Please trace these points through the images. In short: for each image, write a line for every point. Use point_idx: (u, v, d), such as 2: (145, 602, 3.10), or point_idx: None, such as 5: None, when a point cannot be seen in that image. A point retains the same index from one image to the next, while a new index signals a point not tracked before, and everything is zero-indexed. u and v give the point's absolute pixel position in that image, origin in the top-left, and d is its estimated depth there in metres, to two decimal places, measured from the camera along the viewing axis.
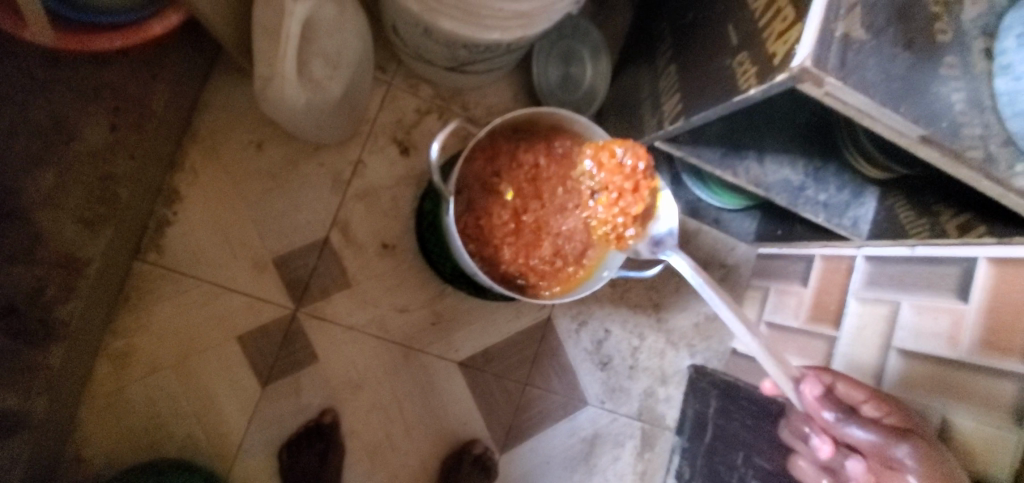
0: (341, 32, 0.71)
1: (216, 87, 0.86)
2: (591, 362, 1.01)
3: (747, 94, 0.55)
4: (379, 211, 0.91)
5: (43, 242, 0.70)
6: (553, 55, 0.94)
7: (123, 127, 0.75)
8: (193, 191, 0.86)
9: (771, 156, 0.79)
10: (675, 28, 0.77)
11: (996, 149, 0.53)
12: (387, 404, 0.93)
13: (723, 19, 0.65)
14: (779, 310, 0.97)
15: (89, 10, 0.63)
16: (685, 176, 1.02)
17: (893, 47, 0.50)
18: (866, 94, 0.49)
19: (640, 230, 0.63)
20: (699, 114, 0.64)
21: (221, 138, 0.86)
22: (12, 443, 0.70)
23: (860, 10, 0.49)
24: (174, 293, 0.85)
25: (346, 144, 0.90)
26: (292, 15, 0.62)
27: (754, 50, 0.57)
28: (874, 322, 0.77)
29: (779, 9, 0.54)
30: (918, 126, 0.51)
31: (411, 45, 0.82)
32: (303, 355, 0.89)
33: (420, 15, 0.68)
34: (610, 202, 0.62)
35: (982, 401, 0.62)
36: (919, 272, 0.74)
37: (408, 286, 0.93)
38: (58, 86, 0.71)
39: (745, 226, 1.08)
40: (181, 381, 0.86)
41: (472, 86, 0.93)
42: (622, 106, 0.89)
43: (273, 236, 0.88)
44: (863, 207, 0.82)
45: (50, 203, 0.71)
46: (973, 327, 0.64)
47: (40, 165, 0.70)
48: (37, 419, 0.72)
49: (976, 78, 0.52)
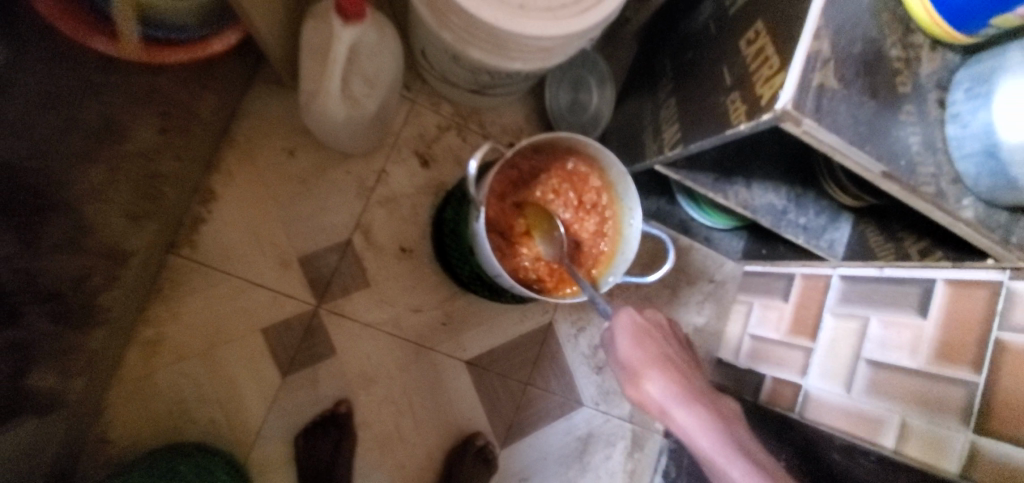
0: (380, 55, 0.78)
1: (255, 96, 0.93)
2: (587, 366, 1.08)
3: (738, 128, 0.64)
4: (399, 217, 0.99)
5: (90, 234, 0.73)
6: (564, 81, 1.03)
7: (171, 130, 0.81)
8: (229, 191, 0.92)
9: (758, 182, 0.88)
10: (677, 64, 0.86)
11: (945, 186, 0.62)
12: (397, 398, 0.99)
13: (720, 61, 0.74)
14: (762, 324, 1.06)
15: (153, 23, 0.70)
16: (680, 197, 1.11)
17: (861, 96, 0.59)
18: (836, 134, 0.58)
19: (613, 220, 0.80)
20: (696, 143, 0.73)
21: (258, 144, 0.93)
22: (53, 418, 0.75)
23: (834, 64, 0.58)
24: (205, 286, 0.92)
25: (371, 154, 0.97)
26: (341, 41, 0.69)
27: (744, 91, 0.66)
28: (846, 335, 0.86)
29: (767, 58, 0.63)
30: (880, 163, 0.60)
31: (437, 68, 0.90)
32: (322, 349, 0.96)
33: (451, 44, 0.76)
34: (579, 206, 0.80)
35: (934, 405, 0.70)
36: (885, 290, 0.82)
37: (422, 288, 1.00)
38: (112, 86, 0.73)
39: (733, 245, 1.17)
40: (207, 369, 0.92)
41: (488, 107, 1.01)
42: (625, 131, 0.98)
43: (299, 236, 0.95)
44: (838, 231, 0.92)
45: (98, 198, 0.73)
46: (931, 340, 0.73)
47: (88, 159, 0.71)
48: (73, 397, 0.78)
49: (930, 124, 0.62)
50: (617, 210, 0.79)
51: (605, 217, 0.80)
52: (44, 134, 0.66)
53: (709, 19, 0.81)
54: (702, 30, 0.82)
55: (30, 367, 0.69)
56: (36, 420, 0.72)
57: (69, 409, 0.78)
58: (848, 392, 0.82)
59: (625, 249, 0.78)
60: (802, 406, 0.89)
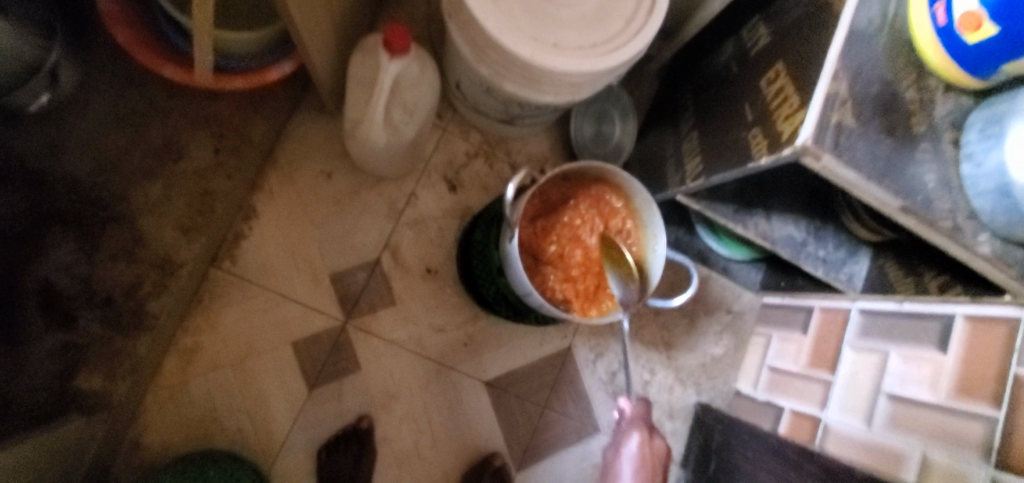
0: (420, 86, 0.83)
1: (300, 121, 0.98)
2: (605, 392, 1.09)
3: (759, 162, 0.67)
4: (426, 238, 1.03)
5: (143, 245, 0.84)
6: (588, 114, 1.07)
7: (224, 151, 0.89)
8: (269, 209, 0.97)
9: (778, 214, 0.91)
10: (699, 100, 0.90)
11: (962, 221, 0.64)
12: (417, 416, 1.01)
13: (741, 99, 0.78)
14: (781, 356, 1.06)
15: (222, 56, 0.79)
16: (699, 227, 1.14)
17: (877, 134, 0.62)
18: (853, 169, 0.61)
19: (638, 245, 0.82)
20: (717, 175, 0.76)
21: (298, 167, 0.99)
22: (97, 419, 0.80)
23: (851, 104, 0.61)
24: (241, 298, 0.96)
25: (403, 179, 1.02)
26: (387, 72, 0.75)
27: (765, 127, 0.69)
28: (866, 368, 0.87)
29: (787, 97, 0.67)
30: (897, 197, 0.62)
31: (470, 99, 0.95)
32: (347, 364, 0.99)
33: (486, 77, 0.81)
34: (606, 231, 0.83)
35: (954, 440, 0.70)
36: (905, 324, 0.83)
37: (446, 308, 1.03)
38: (174, 113, 0.87)
39: (752, 276, 1.20)
40: (237, 378, 0.95)
41: (515, 136, 1.06)
42: (647, 162, 1.02)
43: (331, 254, 0.99)
44: (857, 265, 0.94)
45: (154, 211, 0.85)
46: (951, 374, 0.74)
47: (150, 177, 0.85)
48: (116, 401, 0.82)
49: (946, 162, 0.64)
50: (643, 236, 0.82)
51: (630, 242, 0.83)
52: (115, 162, 0.84)
53: (729, 59, 0.86)
54: (723, 68, 0.87)
55: (83, 357, 0.81)
56: (81, 420, 0.79)
57: (111, 412, 0.81)
58: (869, 425, 0.82)
59: (652, 274, 0.80)
60: (822, 437, 0.88)
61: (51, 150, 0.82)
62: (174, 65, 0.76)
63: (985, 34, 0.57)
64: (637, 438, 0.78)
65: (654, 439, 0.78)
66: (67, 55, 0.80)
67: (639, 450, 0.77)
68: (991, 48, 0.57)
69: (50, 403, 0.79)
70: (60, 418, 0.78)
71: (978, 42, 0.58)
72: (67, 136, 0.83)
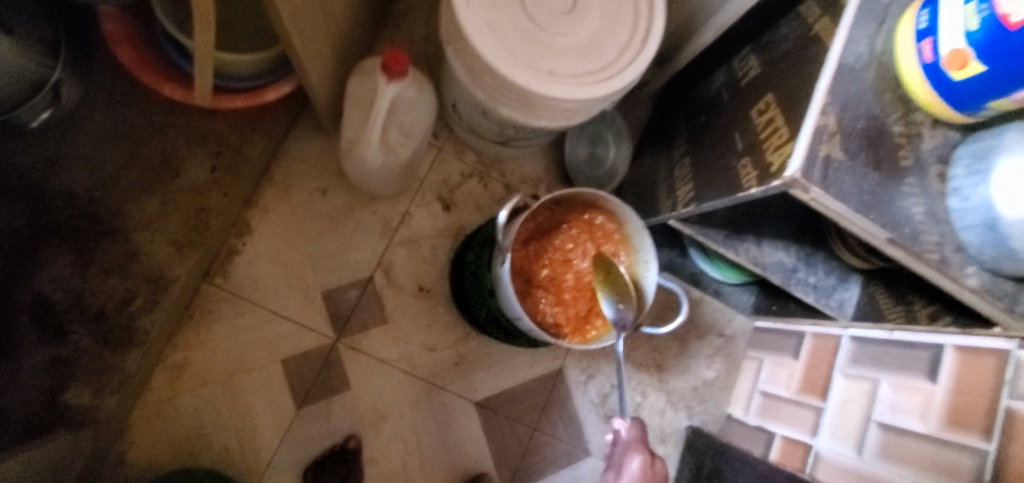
0: (416, 107, 0.84)
1: (296, 138, 0.99)
2: (596, 414, 1.08)
3: (749, 192, 0.68)
4: (419, 257, 1.03)
5: (137, 260, 0.84)
6: (583, 137, 1.08)
7: (221, 168, 0.90)
8: (263, 226, 0.98)
9: (768, 240, 0.91)
10: (691, 126, 0.91)
11: (949, 254, 0.65)
12: (406, 436, 1.00)
13: (732, 127, 0.79)
14: (772, 381, 1.06)
15: (223, 76, 0.80)
16: (692, 250, 1.15)
17: (865, 167, 0.63)
18: (841, 202, 0.62)
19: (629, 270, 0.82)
20: (709, 203, 0.76)
21: (294, 184, 0.99)
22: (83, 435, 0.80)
23: (839, 137, 0.62)
24: (233, 314, 0.95)
25: (398, 197, 1.03)
26: (383, 94, 0.76)
27: (754, 156, 0.70)
28: (857, 396, 0.86)
29: (776, 128, 0.68)
30: (886, 229, 0.63)
31: (466, 121, 0.96)
32: (337, 382, 0.98)
33: (482, 100, 0.82)
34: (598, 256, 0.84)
35: (947, 473, 0.69)
36: (895, 353, 0.83)
37: (437, 327, 1.03)
38: (172, 130, 0.88)
39: (744, 299, 1.20)
40: (226, 395, 0.94)
41: (510, 157, 1.07)
42: (640, 186, 1.03)
43: (324, 271, 0.99)
44: (848, 291, 0.94)
45: (148, 227, 0.85)
46: (941, 405, 0.74)
47: (148, 192, 0.86)
48: (104, 416, 0.81)
49: (933, 195, 0.65)
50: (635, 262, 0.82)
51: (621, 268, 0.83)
52: (113, 178, 0.84)
53: (722, 86, 0.87)
54: (716, 96, 0.88)
55: (72, 373, 0.80)
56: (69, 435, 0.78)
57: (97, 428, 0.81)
58: (861, 454, 0.81)
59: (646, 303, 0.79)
60: (813, 466, 0.88)
61: (49, 165, 0.82)
62: (175, 84, 0.77)
63: (973, 72, 0.58)
64: (639, 459, 0.76)
65: (654, 461, 0.77)
66: (71, 72, 0.80)
67: (640, 472, 0.76)
68: (978, 86, 0.58)
69: (37, 419, 0.77)
70: (48, 434, 0.77)
71: (965, 79, 0.59)
72: (71, 150, 0.83)
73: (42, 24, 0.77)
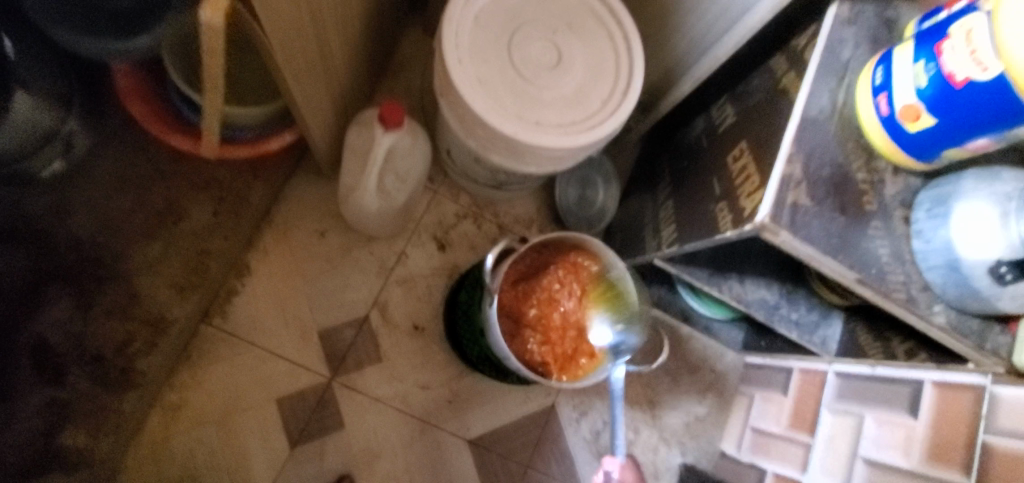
0: (412, 155, 0.89)
1: (297, 183, 1.04)
2: (589, 451, 1.09)
3: (725, 234, 0.72)
4: (414, 296, 1.06)
5: (137, 302, 0.88)
6: (573, 179, 1.13)
7: (222, 213, 0.95)
8: (262, 267, 1.01)
9: (750, 278, 0.95)
10: (675, 170, 0.96)
11: (917, 293, 0.68)
12: (399, 475, 1.00)
13: (711, 173, 0.84)
14: (763, 416, 1.07)
15: (230, 126, 0.85)
16: (680, 287, 1.18)
17: (832, 211, 0.67)
18: (811, 244, 0.65)
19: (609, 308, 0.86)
20: (691, 243, 0.80)
21: (293, 226, 1.03)
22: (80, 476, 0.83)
23: (806, 184, 0.67)
24: (230, 354, 0.97)
25: (394, 238, 1.06)
26: (380, 144, 0.81)
27: (730, 201, 0.74)
28: (843, 431, 0.88)
29: (749, 175, 0.73)
30: (854, 270, 0.66)
31: (460, 165, 1.01)
32: (331, 421, 0.99)
33: (474, 148, 0.87)
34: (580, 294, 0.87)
35: None
36: (878, 388, 0.86)
37: (431, 365, 1.05)
38: (176, 176, 0.92)
39: (733, 335, 1.22)
40: (221, 436, 0.95)
41: (503, 199, 1.11)
42: (628, 225, 1.07)
43: (321, 310, 1.02)
44: (831, 328, 0.97)
45: (150, 271, 0.89)
46: (923, 441, 0.75)
47: (151, 237, 0.90)
48: (97, 457, 0.85)
49: (898, 237, 0.69)
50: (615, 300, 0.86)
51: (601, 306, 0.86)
52: (117, 223, 0.88)
53: (701, 133, 0.93)
54: (696, 142, 0.93)
55: (69, 414, 0.82)
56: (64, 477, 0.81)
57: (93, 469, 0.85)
58: None
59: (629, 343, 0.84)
60: None
61: (57, 210, 0.86)
62: (181, 137, 0.82)
63: (925, 124, 0.62)
64: None
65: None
66: (82, 121, 0.85)
67: None
68: (932, 136, 0.63)
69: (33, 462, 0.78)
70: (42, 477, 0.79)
71: (919, 131, 0.64)
72: (76, 196, 0.87)
73: (60, 80, 0.81)
